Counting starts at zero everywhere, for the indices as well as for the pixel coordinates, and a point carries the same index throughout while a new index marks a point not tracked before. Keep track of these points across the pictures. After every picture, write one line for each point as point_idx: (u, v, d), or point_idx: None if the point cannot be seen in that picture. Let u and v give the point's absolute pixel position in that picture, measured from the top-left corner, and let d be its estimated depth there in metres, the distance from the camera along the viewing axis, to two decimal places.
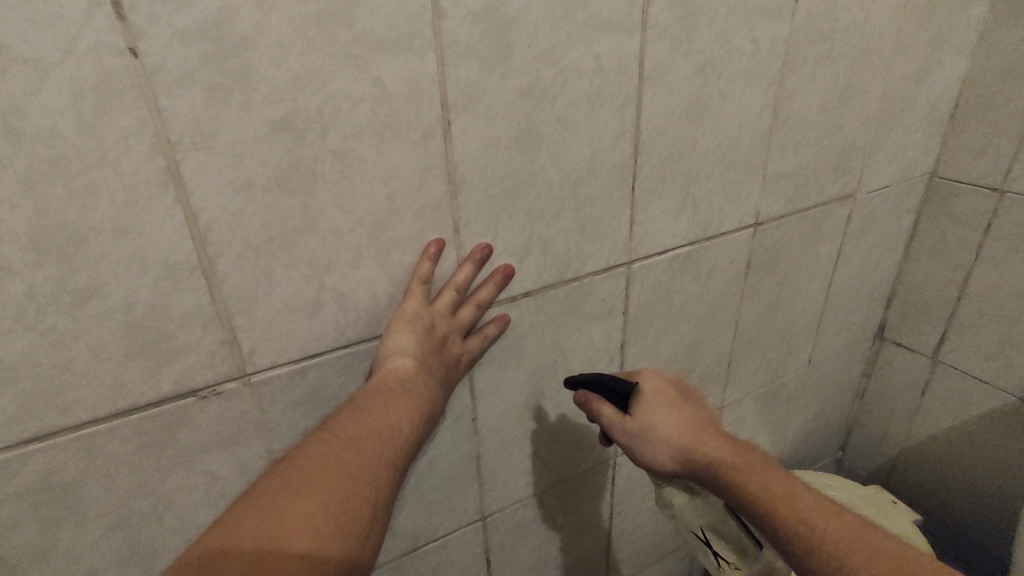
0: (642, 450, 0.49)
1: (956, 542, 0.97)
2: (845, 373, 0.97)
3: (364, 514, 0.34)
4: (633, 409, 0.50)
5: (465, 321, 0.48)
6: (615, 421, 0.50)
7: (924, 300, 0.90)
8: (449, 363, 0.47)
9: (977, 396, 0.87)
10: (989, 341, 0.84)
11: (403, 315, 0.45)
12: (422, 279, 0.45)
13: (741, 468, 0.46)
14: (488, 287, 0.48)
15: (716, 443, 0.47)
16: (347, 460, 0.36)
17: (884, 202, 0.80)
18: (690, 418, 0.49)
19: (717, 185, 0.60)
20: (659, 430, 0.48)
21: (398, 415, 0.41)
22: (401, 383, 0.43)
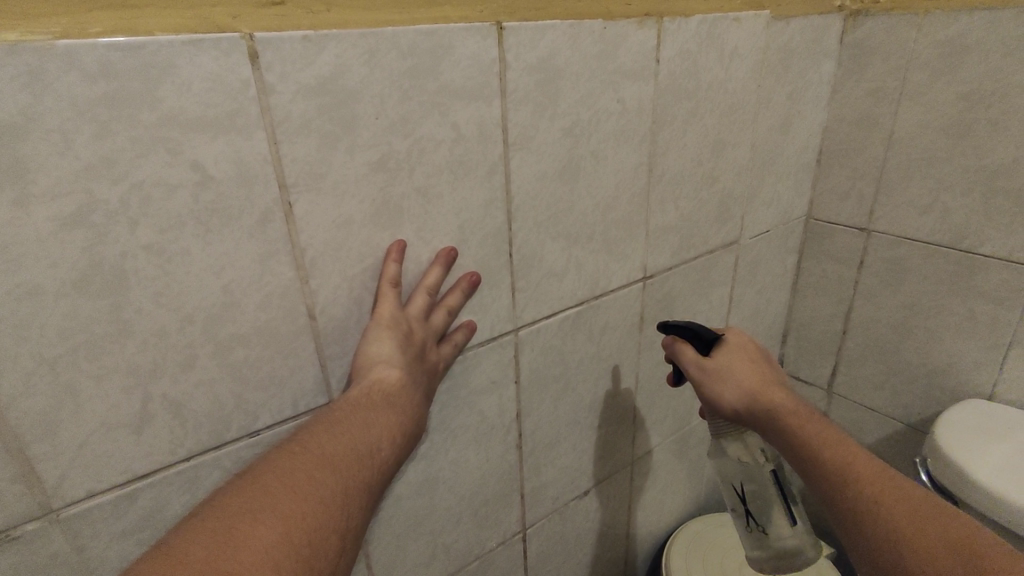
0: (713, 390, 0.52)
1: None
2: None
3: (330, 545, 0.31)
4: (716, 354, 0.53)
5: (436, 327, 0.47)
6: (694, 363, 0.53)
7: (814, 335, 0.93)
8: (427, 370, 0.46)
9: (870, 425, 0.91)
10: (874, 372, 0.87)
11: (383, 320, 0.43)
12: (392, 281, 0.43)
13: (800, 416, 0.48)
14: (457, 294, 0.48)
15: (782, 396, 0.50)
16: (316, 478, 0.33)
17: (767, 245, 0.83)
18: (764, 372, 0.52)
19: (600, 242, 0.59)
20: (733, 374, 0.51)
21: (378, 432, 0.38)
22: (385, 397, 0.40)
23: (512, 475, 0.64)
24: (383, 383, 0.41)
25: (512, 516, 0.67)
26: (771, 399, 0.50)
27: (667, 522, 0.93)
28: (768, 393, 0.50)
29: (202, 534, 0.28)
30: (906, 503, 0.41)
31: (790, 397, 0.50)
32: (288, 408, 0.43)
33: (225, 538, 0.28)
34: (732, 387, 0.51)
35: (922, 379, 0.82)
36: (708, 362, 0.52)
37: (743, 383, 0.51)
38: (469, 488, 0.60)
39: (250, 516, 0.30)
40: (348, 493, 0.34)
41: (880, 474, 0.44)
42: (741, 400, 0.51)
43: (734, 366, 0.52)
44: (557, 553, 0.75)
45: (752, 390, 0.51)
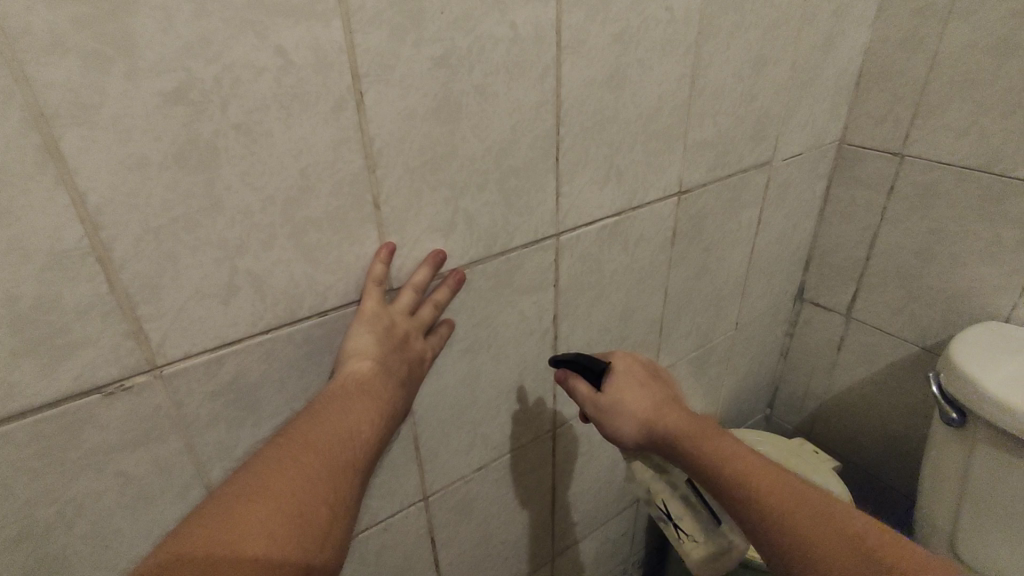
0: (612, 423, 0.55)
1: (868, 482, 1.06)
2: (769, 333, 1.03)
3: (322, 515, 0.35)
4: (607, 388, 0.56)
5: (423, 321, 0.49)
6: (590, 398, 0.56)
7: (838, 261, 0.95)
8: (411, 360, 0.49)
9: (885, 348, 0.94)
10: (895, 297, 0.90)
11: (365, 317, 0.46)
12: (379, 281, 0.46)
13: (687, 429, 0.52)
14: (443, 290, 0.50)
15: (675, 416, 0.54)
16: (304, 459, 0.37)
17: (799, 169, 0.84)
18: (655, 396, 0.55)
19: (642, 152, 0.61)
20: (626, 406, 0.55)
21: (360, 416, 0.42)
22: (359, 388, 0.43)
23: (547, 376, 0.69)
24: (365, 381, 0.44)
25: (545, 414, 0.72)
26: (664, 424, 0.53)
27: None
28: (663, 418, 0.54)
29: (209, 517, 0.33)
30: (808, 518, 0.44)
31: (683, 415, 0.54)
32: (352, 292, 0.47)
33: (228, 518, 0.33)
34: (627, 419, 0.55)
35: (941, 303, 0.84)
36: (600, 399, 0.56)
37: (637, 413, 0.54)
38: (507, 384, 0.65)
39: (248, 496, 0.34)
40: (351, 457, 0.39)
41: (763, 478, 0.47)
42: (639, 428, 0.54)
43: (626, 395, 0.55)
44: (583, 452, 0.82)
45: (645, 417, 0.54)
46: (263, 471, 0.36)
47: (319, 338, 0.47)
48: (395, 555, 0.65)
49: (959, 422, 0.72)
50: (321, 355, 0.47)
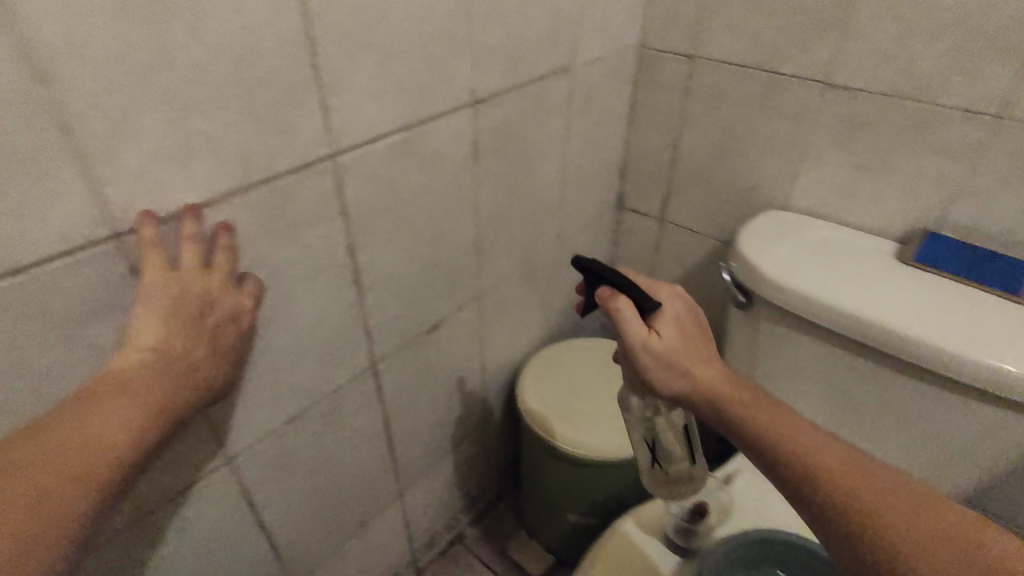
0: (655, 373, 0.52)
1: (687, 371, 1.17)
2: (593, 243, 1.07)
3: (70, 503, 0.35)
4: (659, 328, 0.52)
5: (218, 280, 0.46)
6: (635, 336, 0.52)
7: (648, 167, 0.99)
8: (213, 325, 0.46)
9: (693, 247, 1.01)
10: (699, 197, 0.95)
11: (145, 297, 0.43)
12: (148, 247, 0.43)
13: (744, 401, 0.51)
14: (230, 241, 0.47)
15: (711, 372, 0.52)
16: (64, 443, 0.36)
17: (601, 75, 0.84)
18: (696, 348, 0.53)
19: (422, 58, 0.56)
20: (676, 356, 0.52)
21: (140, 397, 0.40)
22: (145, 365, 0.42)
23: (354, 312, 0.65)
24: (173, 352, 0.43)
25: (360, 351, 0.69)
26: (702, 381, 0.52)
27: (517, 348, 1.02)
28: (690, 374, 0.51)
29: None
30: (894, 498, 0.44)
31: (718, 372, 0.52)
32: (62, 236, 0.40)
33: None
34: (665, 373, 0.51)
35: (735, 199, 0.90)
36: (653, 344, 0.51)
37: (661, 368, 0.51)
38: (306, 326, 0.60)
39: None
40: (138, 423, 0.40)
41: (840, 462, 0.46)
42: (687, 382, 0.52)
43: (675, 345, 0.52)
44: (412, 383, 0.80)
45: (689, 373, 0.52)
46: (12, 457, 0.35)
47: (26, 293, 0.40)
48: (202, 518, 0.61)
49: (747, 304, 0.77)
50: (34, 310, 0.41)
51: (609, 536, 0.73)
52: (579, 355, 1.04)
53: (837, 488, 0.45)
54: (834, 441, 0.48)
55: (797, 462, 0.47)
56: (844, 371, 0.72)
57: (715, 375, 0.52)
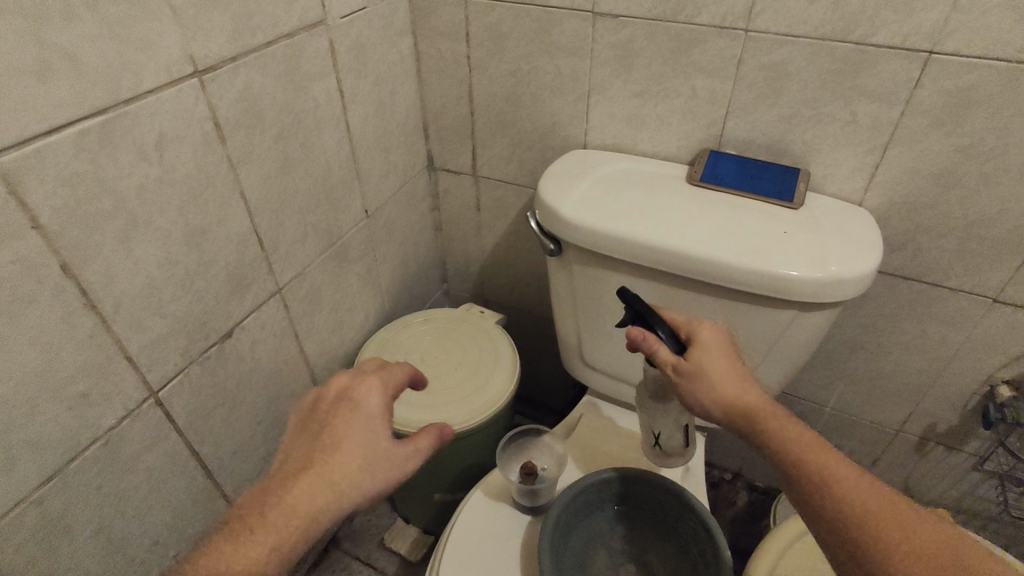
0: (689, 391, 0.54)
1: (533, 323, 1.16)
2: (411, 210, 1.01)
3: None
4: (690, 355, 0.55)
5: (371, 403, 0.57)
6: (670, 360, 0.55)
7: (448, 122, 0.94)
8: (380, 436, 0.56)
9: (511, 198, 0.98)
10: (504, 147, 0.92)
11: (382, 384, 0.58)
12: (313, 400, 0.58)
13: (778, 415, 0.52)
14: (369, 387, 0.58)
15: (754, 397, 0.53)
16: (240, 545, 0.48)
17: (369, 26, 0.77)
18: (738, 373, 0.54)
19: (98, 22, 0.46)
20: (712, 378, 0.53)
21: (297, 497, 0.50)
22: (294, 479, 0.52)
23: (103, 341, 0.54)
24: (340, 434, 0.54)
25: (129, 385, 0.58)
26: (740, 401, 0.53)
27: (349, 336, 0.95)
28: (728, 396, 0.53)
29: None
30: (902, 525, 0.46)
31: (759, 396, 0.53)
32: None
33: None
34: (701, 391, 0.53)
35: (537, 143, 0.88)
36: (684, 365, 0.54)
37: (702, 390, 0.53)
38: (30, 372, 0.49)
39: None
40: (284, 539, 0.49)
41: (873, 499, 0.47)
42: (721, 406, 0.53)
43: (711, 367, 0.54)
44: (219, 403, 0.71)
45: (726, 395, 0.53)
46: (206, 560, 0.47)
47: None
48: None
49: (558, 251, 0.75)
50: None
51: (453, 525, 0.69)
52: (414, 332, 0.98)
53: (852, 506, 0.47)
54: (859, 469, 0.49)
55: (812, 484, 0.49)
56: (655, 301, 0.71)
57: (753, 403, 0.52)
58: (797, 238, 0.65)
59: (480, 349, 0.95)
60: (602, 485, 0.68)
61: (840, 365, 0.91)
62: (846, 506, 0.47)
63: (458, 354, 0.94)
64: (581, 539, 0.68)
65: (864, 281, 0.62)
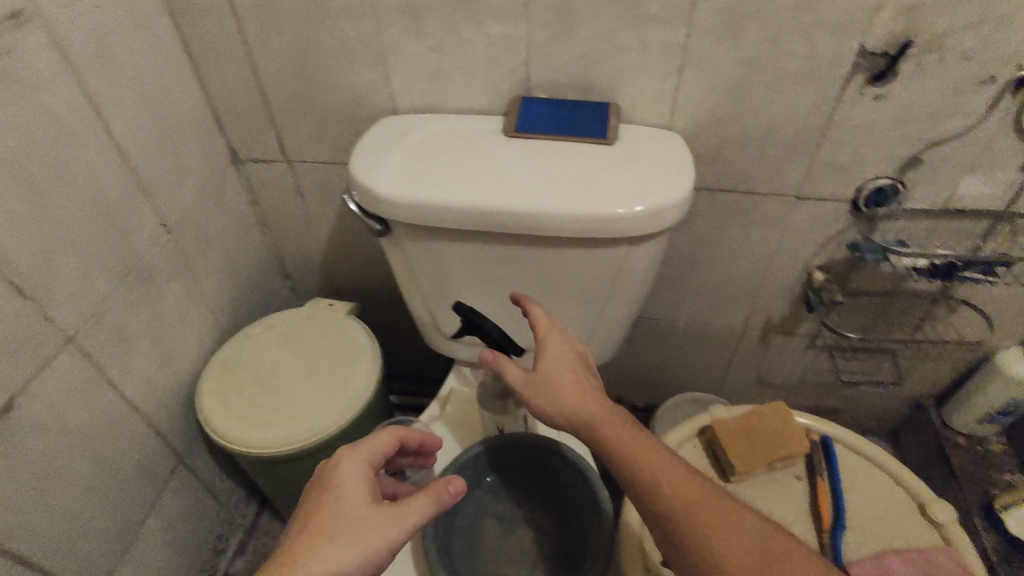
0: (538, 407, 0.56)
1: (394, 303, 1.11)
2: (225, 213, 0.90)
3: None
4: (539, 370, 0.56)
5: (354, 475, 0.51)
6: (520, 379, 0.56)
7: (242, 109, 0.83)
8: (368, 508, 0.49)
9: (335, 181, 0.90)
10: (311, 127, 0.83)
11: (358, 451, 0.53)
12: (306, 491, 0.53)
13: (617, 426, 0.54)
14: (355, 459, 0.52)
15: (601, 408, 0.55)
16: None
17: (104, 14, 0.64)
18: (585, 385, 0.56)
19: None
20: (557, 393, 0.55)
21: None
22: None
23: None
24: (330, 515, 0.48)
25: None
26: (587, 415, 0.55)
27: (182, 367, 0.84)
28: (574, 411, 0.55)
29: None
30: (733, 540, 0.49)
31: (605, 405, 0.55)
32: None
33: None
34: (550, 407, 0.55)
35: (347, 117, 0.81)
36: (535, 383, 0.56)
37: (551, 405, 0.55)
38: None
39: None
40: None
41: (712, 512, 0.50)
42: (567, 420, 0.55)
43: (558, 382, 0.56)
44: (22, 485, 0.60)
45: (572, 408, 0.55)
46: None
47: None
48: None
49: (386, 230, 0.70)
50: None
51: None
52: (260, 343, 0.89)
53: (686, 518, 0.50)
54: (698, 480, 0.52)
55: (654, 496, 0.51)
56: (495, 262, 0.69)
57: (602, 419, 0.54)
58: (616, 175, 0.65)
59: (337, 344, 0.89)
60: (476, 460, 0.67)
61: (686, 282, 0.95)
62: (684, 519, 0.50)
63: (311, 356, 0.88)
64: (467, 522, 0.66)
65: (685, 203, 0.64)
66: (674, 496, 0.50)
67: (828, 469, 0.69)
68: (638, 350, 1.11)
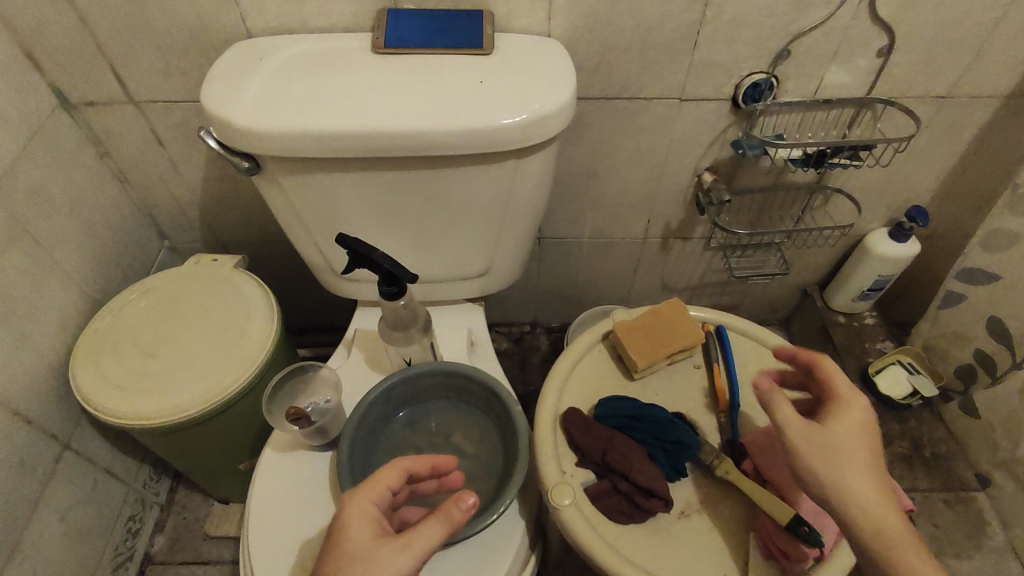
0: (804, 451, 0.52)
1: (286, 250, 1.04)
2: (66, 168, 0.79)
3: None
4: (830, 425, 0.53)
5: (356, 517, 0.49)
6: (792, 417, 0.54)
7: (61, 43, 0.71)
8: (370, 546, 0.47)
9: (193, 121, 0.81)
10: (150, 59, 0.73)
11: (361, 491, 0.51)
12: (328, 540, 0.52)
13: (866, 466, 0.51)
14: (356, 500, 0.50)
15: (861, 453, 0.51)
16: None
17: None
18: (857, 433, 0.53)
19: None
20: (830, 431, 0.53)
21: None
22: None
23: None
24: (333, 560, 0.47)
25: None
26: (838, 460, 0.51)
27: (47, 346, 0.76)
28: (825, 448, 0.52)
29: None
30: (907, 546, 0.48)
31: (865, 453, 0.52)
32: None
33: None
34: (811, 450, 0.52)
35: (191, 44, 0.71)
36: (810, 425, 0.53)
37: (806, 446, 0.52)
38: None
39: None
40: None
41: (894, 522, 0.49)
42: (821, 460, 0.51)
43: (821, 427, 0.53)
44: None
45: (826, 442, 0.52)
46: None
47: None
48: None
49: (255, 167, 0.64)
50: None
51: (250, 507, 0.64)
52: (137, 308, 0.82)
53: (884, 528, 0.48)
54: (892, 507, 0.50)
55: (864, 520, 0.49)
56: (380, 190, 0.66)
57: (869, 460, 0.51)
58: (495, 86, 0.62)
59: (227, 298, 0.83)
60: (387, 395, 0.66)
61: (584, 196, 0.95)
62: (871, 532, 0.49)
63: (197, 315, 0.81)
64: (386, 457, 0.66)
65: (568, 109, 0.63)
66: (862, 514, 0.49)
67: (722, 355, 0.73)
68: (546, 269, 1.12)
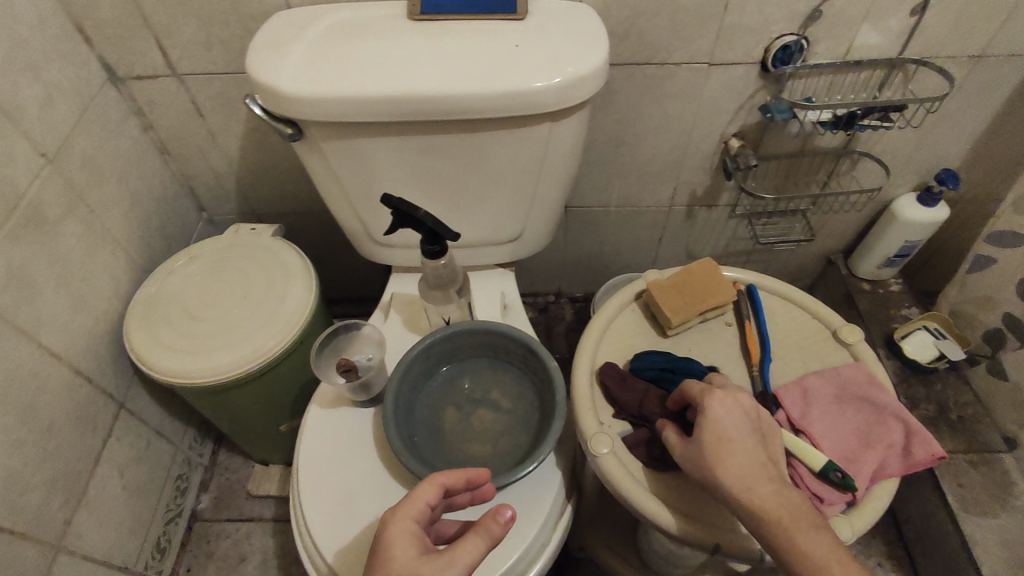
0: (691, 466, 0.54)
1: (320, 221, 1.06)
2: (114, 139, 0.82)
3: None
4: (702, 429, 0.54)
5: (399, 535, 0.48)
6: (678, 439, 0.56)
7: (108, 16, 0.74)
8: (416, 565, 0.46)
9: (232, 92, 0.83)
10: (193, 31, 0.75)
11: (401, 509, 0.50)
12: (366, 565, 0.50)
13: (739, 464, 0.51)
14: (398, 518, 0.49)
15: (736, 453, 0.52)
16: None
17: None
18: (730, 431, 0.53)
19: None
20: (700, 443, 0.53)
21: None
22: None
23: None
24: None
25: None
26: (716, 463, 0.52)
27: (102, 311, 0.80)
28: (704, 459, 0.53)
29: None
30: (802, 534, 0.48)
31: (741, 450, 0.52)
32: None
33: None
34: (697, 464, 0.53)
35: (233, 15, 0.73)
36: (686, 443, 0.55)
37: (690, 462, 0.54)
38: None
39: None
40: None
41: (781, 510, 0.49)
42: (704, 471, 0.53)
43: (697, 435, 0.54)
44: None
45: (700, 454, 0.53)
46: None
47: None
48: None
49: (298, 133, 0.66)
50: None
51: (299, 457, 0.67)
52: (184, 274, 0.85)
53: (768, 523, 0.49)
54: (783, 492, 0.50)
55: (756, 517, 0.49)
56: (419, 154, 0.68)
57: (755, 461, 0.51)
58: (530, 49, 0.63)
59: (267, 265, 0.86)
60: (427, 352, 0.69)
61: (613, 163, 0.96)
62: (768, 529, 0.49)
63: (240, 282, 0.84)
64: (428, 410, 0.69)
65: (601, 72, 0.64)
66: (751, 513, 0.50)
67: (754, 313, 0.75)
68: (574, 238, 1.13)
